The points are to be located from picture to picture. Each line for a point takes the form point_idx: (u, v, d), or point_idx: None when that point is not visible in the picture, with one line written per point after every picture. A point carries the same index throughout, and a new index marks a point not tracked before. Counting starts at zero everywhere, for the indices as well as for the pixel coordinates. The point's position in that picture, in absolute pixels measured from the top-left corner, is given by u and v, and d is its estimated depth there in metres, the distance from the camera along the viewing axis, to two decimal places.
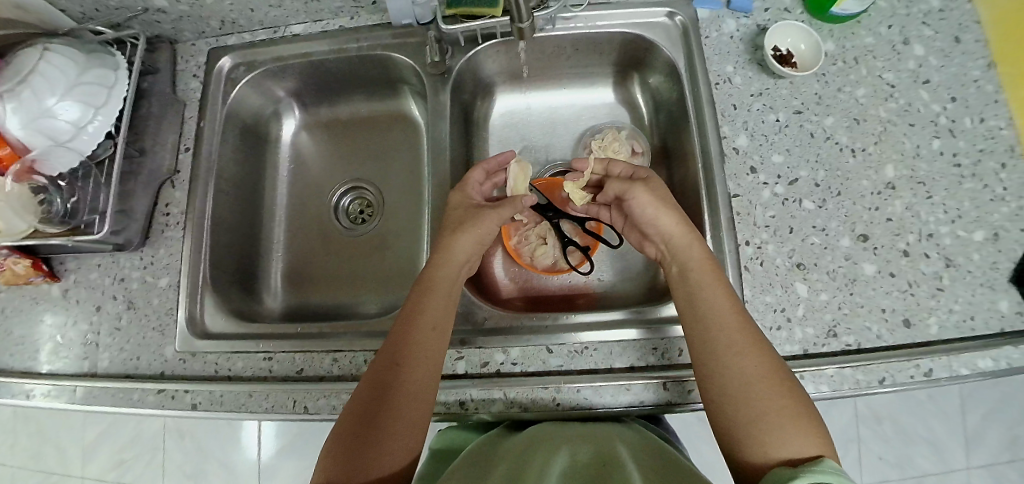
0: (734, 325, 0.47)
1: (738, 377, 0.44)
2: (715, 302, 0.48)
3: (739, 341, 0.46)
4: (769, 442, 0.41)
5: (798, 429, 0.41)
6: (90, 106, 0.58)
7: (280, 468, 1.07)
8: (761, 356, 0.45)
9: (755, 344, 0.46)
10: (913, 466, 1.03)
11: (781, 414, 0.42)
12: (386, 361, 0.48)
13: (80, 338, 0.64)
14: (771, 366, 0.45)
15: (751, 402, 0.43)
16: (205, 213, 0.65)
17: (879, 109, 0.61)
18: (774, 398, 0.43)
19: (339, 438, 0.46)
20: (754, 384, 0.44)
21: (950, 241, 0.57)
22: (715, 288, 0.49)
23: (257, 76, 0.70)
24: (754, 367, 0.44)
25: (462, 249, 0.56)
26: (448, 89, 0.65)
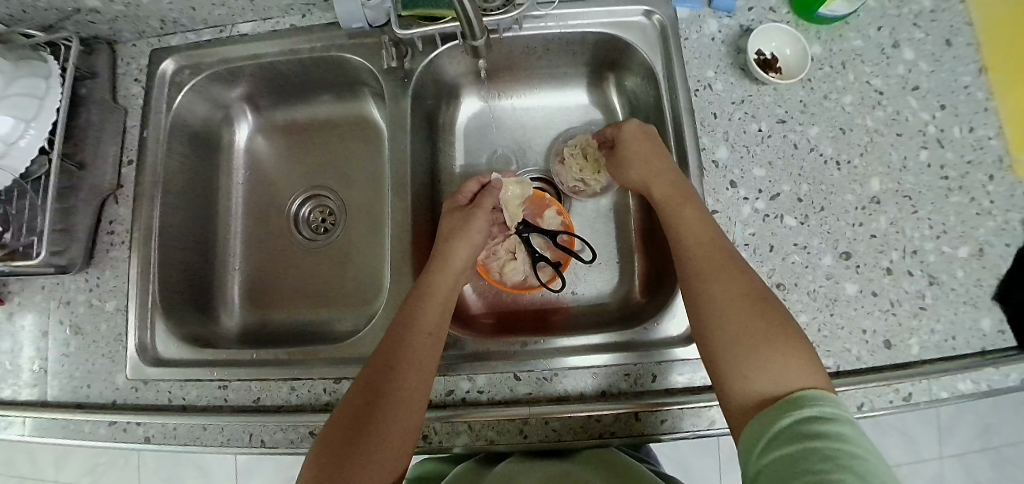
0: (705, 252, 0.47)
1: (714, 305, 0.43)
2: (688, 237, 0.48)
3: (711, 268, 0.45)
4: (748, 368, 0.40)
5: (780, 353, 0.40)
6: (21, 119, 0.53)
7: (257, 471, 1.05)
8: (736, 279, 0.44)
9: (729, 269, 0.45)
10: (889, 458, 1.04)
11: (761, 340, 0.40)
12: (380, 365, 0.46)
13: (26, 366, 0.60)
14: (747, 286, 0.44)
15: (727, 327, 0.42)
16: (152, 231, 0.61)
17: (866, 118, 0.58)
18: (752, 323, 0.41)
19: (328, 436, 0.43)
20: (731, 308, 0.43)
21: (935, 258, 0.54)
22: (687, 223, 0.49)
23: (204, 81, 0.65)
24: (729, 290, 0.44)
25: (456, 258, 0.55)
26: (410, 96, 0.60)
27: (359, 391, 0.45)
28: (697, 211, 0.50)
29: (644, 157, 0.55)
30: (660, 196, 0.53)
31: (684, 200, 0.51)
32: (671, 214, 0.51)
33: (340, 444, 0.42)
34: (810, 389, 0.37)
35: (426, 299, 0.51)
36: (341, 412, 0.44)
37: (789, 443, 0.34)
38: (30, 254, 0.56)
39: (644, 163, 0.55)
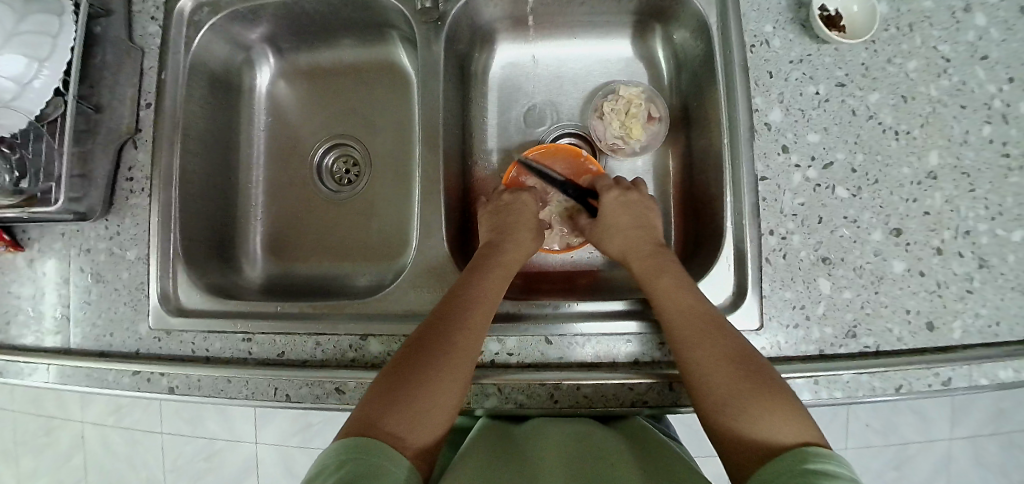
0: (689, 316, 0.46)
1: (701, 372, 0.44)
2: (668, 304, 0.48)
3: (696, 331, 0.45)
4: (749, 423, 0.41)
5: (774, 411, 0.40)
6: (34, 58, 0.51)
7: (274, 419, 1.06)
8: (720, 340, 0.45)
9: (712, 331, 0.45)
10: (899, 435, 1.03)
11: (753, 397, 0.41)
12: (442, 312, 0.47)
13: (49, 312, 0.59)
14: (731, 347, 0.45)
15: (719, 390, 0.43)
16: (172, 178, 0.59)
17: (930, 86, 0.54)
18: (740, 383, 0.42)
19: (379, 389, 0.43)
20: (720, 373, 0.43)
21: (987, 240, 0.52)
22: (669, 291, 0.49)
23: (223, 20, 0.61)
24: (716, 353, 0.44)
25: (525, 248, 0.56)
26: (442, 41, 0.57)
27: (413, 350, 0.45)
28: (676, 277, 0.50)
29: (636, 221, 0.56)
30: (638, 269, 0.53)
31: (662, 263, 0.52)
32: (651, 279, 0.51)
33: (392, 397, 0.42)
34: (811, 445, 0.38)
35: (488, 267, 0.52)
36: (392, 369, 0.44)
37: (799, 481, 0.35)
38: (49, 200, 0.54)
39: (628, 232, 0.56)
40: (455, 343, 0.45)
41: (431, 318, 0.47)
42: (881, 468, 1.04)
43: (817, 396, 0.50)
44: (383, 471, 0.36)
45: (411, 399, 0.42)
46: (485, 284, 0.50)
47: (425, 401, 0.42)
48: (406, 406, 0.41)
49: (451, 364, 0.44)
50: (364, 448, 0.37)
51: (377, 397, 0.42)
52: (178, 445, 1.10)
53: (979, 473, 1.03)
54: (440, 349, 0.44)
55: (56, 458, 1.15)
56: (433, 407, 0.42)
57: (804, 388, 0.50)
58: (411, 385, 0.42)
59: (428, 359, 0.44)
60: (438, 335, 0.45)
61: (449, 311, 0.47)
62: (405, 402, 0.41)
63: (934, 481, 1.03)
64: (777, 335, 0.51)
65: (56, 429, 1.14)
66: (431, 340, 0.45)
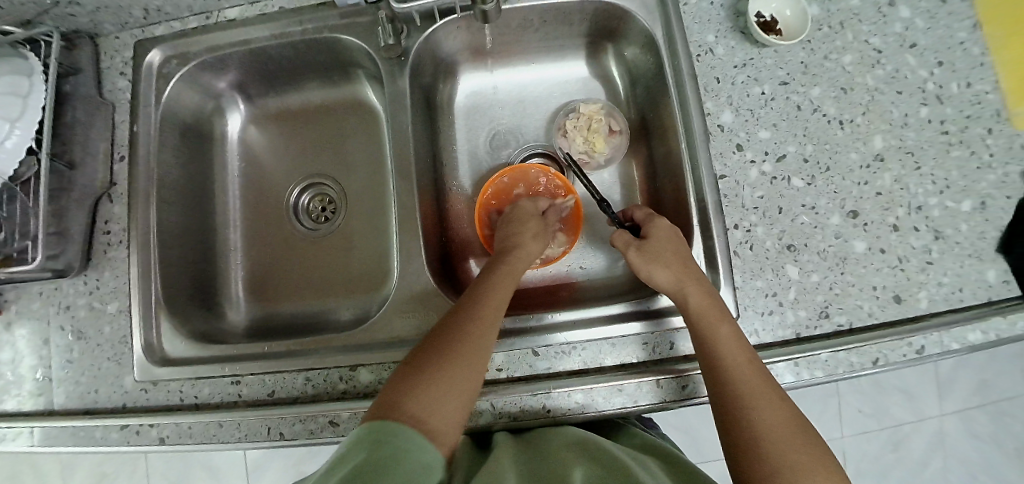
0: (751, 376, 0.45)
1: (762, 434, 0.42)
2: (729, 356, 0.45)
3: (755, 391, 0.44)
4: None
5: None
6: (5, 119, 0.51)
7: (270, 468, 1.04)
8: (780, 405, 0.44)
9: (772, 395, 0.44)
10: (891, 416, 1.05)
11: (805, 470, 0.40)
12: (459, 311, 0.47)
13: (28, 375, 0.58)
14: (792, 413, 0.44)
15: (782, 459, 0.41)
16: (150, 228, 0.59)
17: (866, 76, 0.58)
18: (802, 453, 0.41)
19: (399, 380, 0.44)
20: (782, 441, 0.42)
21: (939, 213, 0.55)
22: (731, 344, 0.46)
23: (192, 71, 0.63)
24: (778, 420, 0.43)
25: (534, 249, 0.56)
26: (407, 74, 0.59)
27: (430, 348, 0.45)
28: (733, 327, 0.47)
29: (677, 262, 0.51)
30: (695, 305, 0.48)
31: (718, 311, 0.48)
32: (710, 329, 0.47)
33: (412, 386, 0.43)
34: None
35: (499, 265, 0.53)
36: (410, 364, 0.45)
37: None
38: (26, 259, 0.54)
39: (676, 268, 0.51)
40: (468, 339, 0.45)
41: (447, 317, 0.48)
42: (879, 451, 1.05)
43: (799, 378, 0.52)
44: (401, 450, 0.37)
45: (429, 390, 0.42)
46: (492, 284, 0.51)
47: (443, 390, 0.42)
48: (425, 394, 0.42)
49: (468, 358, 0.44)
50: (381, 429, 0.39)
51: (398, 388, 0.43)
52: None
53: (973, 445, 1.05)
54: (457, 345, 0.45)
55: None
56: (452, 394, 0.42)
57: (786, 371, 0.51)
58: (423, 381, 0.43)
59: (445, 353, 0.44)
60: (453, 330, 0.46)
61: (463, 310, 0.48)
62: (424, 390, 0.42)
63: (931, 458, 1.05)
64: (754, 323, 0.53)
65: None
66: (446, 336, 0.45)
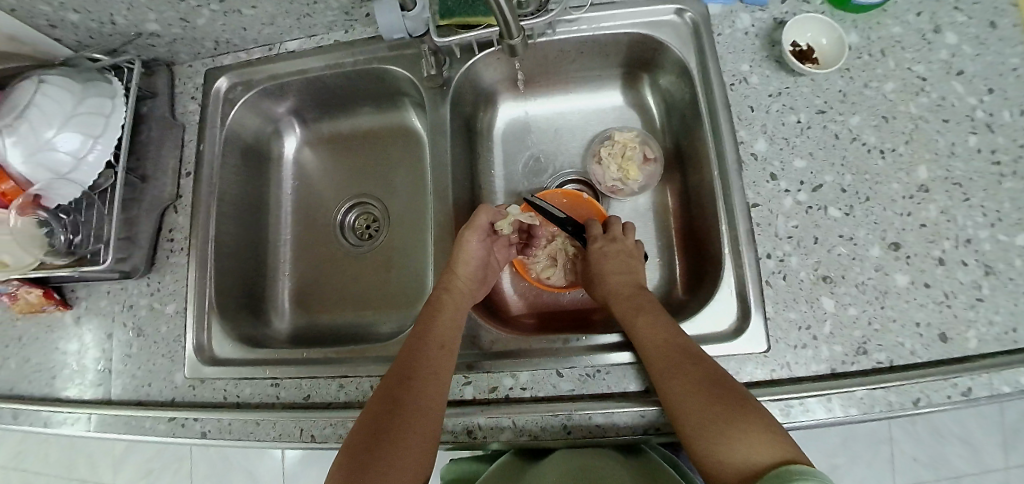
0: (668, 348, 0.47)
1: (679, 400, 0.44)
2: (643, 336, 0.50)
3: (667, 360, 0.47)
4: (722, 448, 0.40)
5: (750, 430, 0.40)
6: (89, 134, 0.57)
7: (300, 474, 1.07)
8: (698, 366, 0.45)
9: (689, 358, 0.46)
10: (949, 467, 0.97)
11: (726, 421, 0.41)
12: (399, 376, 0.48)
13: (91, 366, 0.64)
14: (710, 372, 0.45)
15: (696, 413, 0.42)
16: (208, 237, 0.64)
17: (909, 105, 0.57)
18: (716, 404, 0.42)
19: (344, 459, 0.44)
20: (696, 399, 0.43)
21: (990, 247, 0.52)
22: (649, 330, 0.50)
23: (255, 96, 0.69)
24: (691, 379, 0.44)
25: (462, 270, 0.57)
26: (448, 101, 0.62)
27: (377, 415, 0.46)
28: (659, 316, 0.52)
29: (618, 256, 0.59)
30: (623, 303, 0.55)
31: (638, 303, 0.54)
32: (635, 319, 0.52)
33: (358, 463, 0.43)
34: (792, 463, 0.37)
35: (437, 315, 0.54)
36: (355, 437, 0.45)
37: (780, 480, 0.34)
38: (97, 260, 0.60)
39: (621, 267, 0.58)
40: (410, 405, 0.46)
41: (386, 384, 0.48)
42: None
43: (833, 415, 0.50)
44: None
45: (377, 462, 0.43)
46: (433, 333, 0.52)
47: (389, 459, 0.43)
48: (372, 469, 0.42)
49: (412, 419, 0.45)
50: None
51: (346, 466, 0.43)
52: None
53: None
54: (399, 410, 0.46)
55: None
56: (403, 460, 0.44)
57: (820, 406, 0.50)
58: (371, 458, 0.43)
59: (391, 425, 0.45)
60: (393, 399, 0.47)
61: (401, 370, 0.49)
62: (370, 466, 0.42)
63: None
64: (786, 355, 0.52)
65: None
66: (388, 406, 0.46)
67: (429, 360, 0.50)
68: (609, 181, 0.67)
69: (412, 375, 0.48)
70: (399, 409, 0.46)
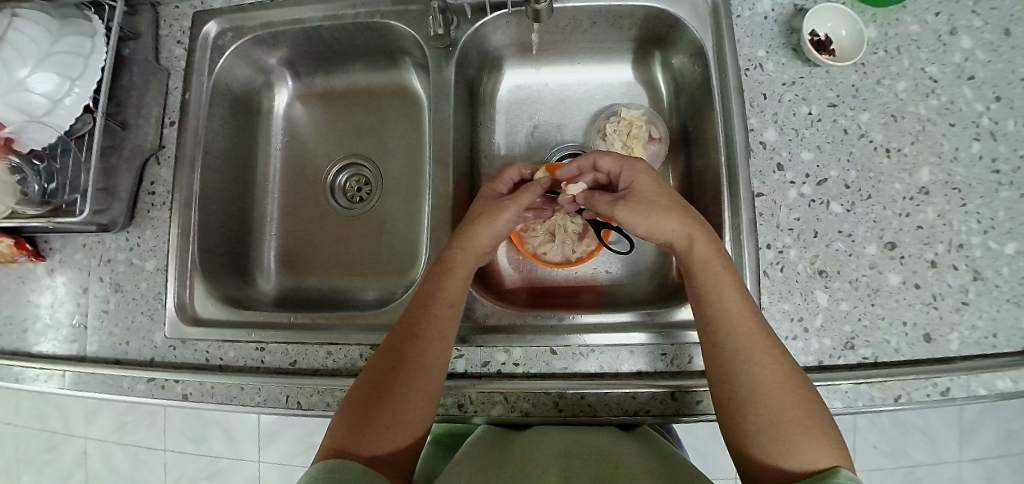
0: (743, 330, 0.44)
1: (755, 390, 0.41)
2: (731, 307, 0.45)
3: (752, 346, 0.43)
4: (781, 452, 0.39)
5: (813, 439, 0.39)
6: (67, 77, 0.54)
7: (278, 435, 1.06)
8: (771, 352, 0.43)
9: (763, 341, 0.43)
10: (907, 457, 1.00)
11: (793, 427, 0.39)
12: (403, 334, 0.47)
13: (65, 321, 0.61)
14: (783, 367, 0.42)
15: (760, 412, 0.41)
16: (193, 192, 0.61)
17: (919, 105, 0.56)
18: (786, 403, 0.40)
19: (345, 415, 0.44)
20: (767, 394, 0.41)
21: (980, 253, 0.53)
22: (727, 297, 0.45)
23: (246, 44, 0.65)
24: (762, 368, 0.42)
25: (484, 237, 0.52)
26: (452, 66, 0.60)
27: (381, 375, 0.45)
28: (736, 283, 0.46)
29: (661, 209, 0.49)
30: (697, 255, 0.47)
31: (722, 266, 0.47)
32: (706, 283, 0.46)
33: (358, 421, 0.43)
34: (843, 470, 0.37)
35: (444, 280, 0.50)
36: (358, 395, 0.44)
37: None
38: (72, 211, 0.57)
39: (675, 218, 0.49)
40: (416, 365, 0.45)
41: (389, 341, 0.47)
42: None
43: None
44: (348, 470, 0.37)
45: (377, 424, 0.42)
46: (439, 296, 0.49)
47: (389, 421, 0.42)
48: (371, 429, 0.42)
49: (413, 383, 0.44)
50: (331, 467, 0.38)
51: (347, 421, 0.43)
52: (181, 462, 1.10)
53: None
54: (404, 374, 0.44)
55: (57, 476, 1.15)
56: (405, 422, 0.43)
57: None
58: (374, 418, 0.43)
59: (395, 383, 0.44)
60: (399, 359, 0.45)
61: (408, 331, 0.47)
62: (371, 425, 0.42)
63: None
64: None
65: (60, 446, 1.15)
66: (394, 365, 0.45)
67: (438, 325, 0.47)
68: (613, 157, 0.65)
69: (416, 334, 0.47)
70: (404, 368, 0.45)
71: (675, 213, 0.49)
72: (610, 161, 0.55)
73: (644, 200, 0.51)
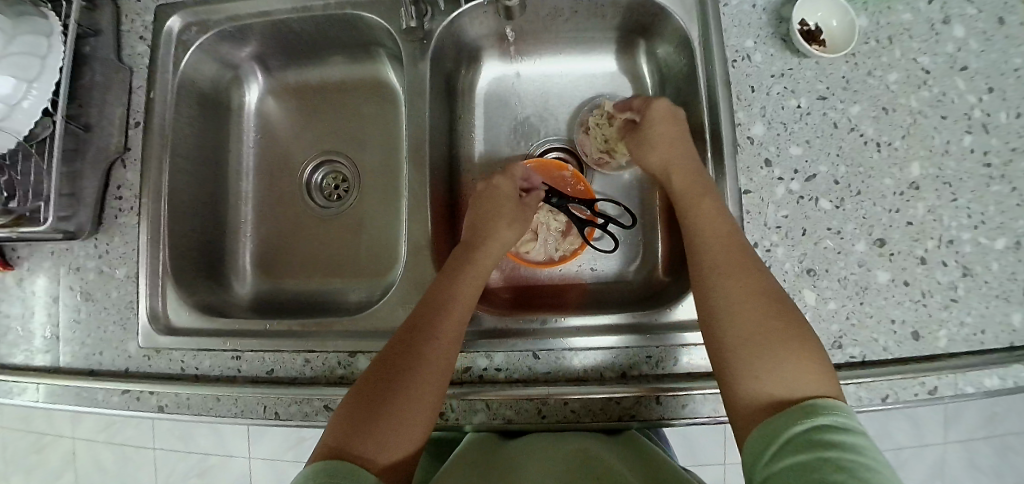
0: (729, 246, 0.46)
1: (731, 305, 0.43)
2: (712, 231, 0.48)
3: (733, 264, 0.45)
4: (760, 363, 0.40)
5: (792, 356, 0.40)
6: (22, 79, 0.51)
7: (267, 432, 1.06)
8: (749, 277, 0.44)
9: (744, 269, 0.45)
10: (892, 440, 1.01)
11: (774, 344, 0.41)
12: (412, 326, 0.47)
13: (38, 332, 0.59)
14: (767, 286, 0.44)
15: (737, 325, 0.42)
16: (162, 194, 0.59)
17: (910, 98, 0.55)
18: (764, 326, 0.42)
19: (349, 408, 0.43)
20: (744, 309, 0.43)
21: (970, 249, 0.52)
22: (709, 217, 0.49)
23: (212, 39, 0.62)
24: (738, 292, 0.44)
25: (504, 240, 0.57)
26: (428, 60, 0.57)
27: (385, 366, 0.45)
28: (717, 205, 0.50)
29: (660, 141, 0.55)
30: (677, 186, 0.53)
31: (704, 192, 0.51)
32: (689, 205, 0.51)
33: (359, 419, 0.41)
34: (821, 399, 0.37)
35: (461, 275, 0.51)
36: (361, 389, 0.44)
37: (822, 450, 0.33)
38: (37, 219, 0.55)
39: (667, 151, 0.55)
40: (425, 355, 0.45)
41: (400, 335, 0.47)
42: None
43: None
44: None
45: (378, 417, 0.41)
46: (456, 291, 0.49)
47: (396, 415, 0.42)
48: (375, 418, 0.41)
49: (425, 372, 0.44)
50: (333, 469, 0.37)
51: (351, 415, 0.42)
52: (170, 460, 1.09)
53: (974, 479, 1.00)
54: (409, 367, 0.44)
55: (46, 477, 1.14)
56: (409, 412, 0.42)
57: None
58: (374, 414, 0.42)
59: (401, 373, 0.44)
60: (407, 347, 0.45)
61: (421, 325, 0.47)
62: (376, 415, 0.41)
63: None
64: None
65: (47, 447, 1.14)
66: (402, 353, 0.45)
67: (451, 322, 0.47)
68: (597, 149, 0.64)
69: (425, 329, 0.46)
70: (410, 360, 0.44)
71: (669, 145, 0.55)
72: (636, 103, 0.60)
73: (651, 132, 0.56)
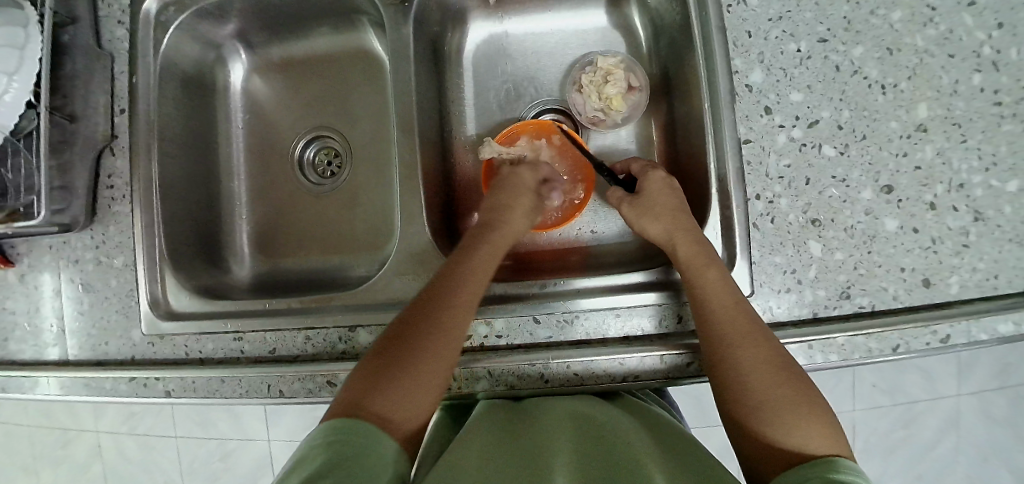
0: (729, 314, 0.44)
1: (741, 375, 0.42)
2: (711, 298, 0.45)
3: (738, 331, 0.43)
4: (776, 432, 0.40)
5: (807, 421, 0.40)
6: (3, 72, 0.49)
7: (283, 414, 1.07)
8: (760, 344, 0.43)
9: (753, 335, 0.43)
10: (906, 394, 0.99)
11: (785, 414, 0.40)
12: (430, 292, 0.46)
13: (44, 326, 0.60)
14: (768, 350, 0.43)
15: (751, 396, 0.42)
16: (151, 178, 0.58)
17: (916, 36, 0.52)
18: (775, 394, 0.41)
19: (364, 371, 0.43)
20: (753, 377, 0.42)
21: (981, 192, 0.50)
22: (711, 283, 0.46)
23: (190, 19, 0.61)
24: (750, 360, 0.42)
25: (517, 226, 0.55)
26: (411, 26, 0.56)
27: (402, 332, 0.44)
28: (720, 273, 0.46)
29: (660, 211, 0.52)
30: (681, 256, 0.49)
31: (706, 258, 0.47)
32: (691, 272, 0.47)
33: (374, 383, 0.41)
34: (840, 458, 0.37)
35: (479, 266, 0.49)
36: (378, 352, 0.44)
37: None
38: (31, 214, 0.54)
39: (664, 219, 0.52)
40: (447, 317, 0.44)
41: (418, 299, 0.46)
42: (891, 429, 1.00)
43: (811, 361, 0.49)
44: (362, 455, 0.36)
45: (394, 381, 0.41)
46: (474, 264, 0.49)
47: (405, 389, 0.41)
48: (392, 384, 0.41)
49: (438, 353, 0.43)
50: (352, 428, 0.37)
51: (362, 381, 0.42)
52: (192, 448, 1.11)
53: (989, 429, 0.99)
54: (428, 335, 0.43)
55: (74, 469, 1.17)
56: (426, 380, 0.42)
57: (798, 353, 0.49)
58: (389, 380, 0.41)
59: (418, 341, 0.43)
60: (426, 312, 0.45)
61: (437, 291, 0.46)
62: (393, 384, 0.41)
63: (943, 438, 1.00)
64: (768, 300, 0.50)
65: (73, 441, 1.16)
66: (419, 319, 0.45)
67: (468, 287, 0.46)
68: (593, 103, 0.62)
69: (447, 293, 0.46)
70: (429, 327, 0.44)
71: (665, 216, 0.52)
72: (634, 79, 0.61)
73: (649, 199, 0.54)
